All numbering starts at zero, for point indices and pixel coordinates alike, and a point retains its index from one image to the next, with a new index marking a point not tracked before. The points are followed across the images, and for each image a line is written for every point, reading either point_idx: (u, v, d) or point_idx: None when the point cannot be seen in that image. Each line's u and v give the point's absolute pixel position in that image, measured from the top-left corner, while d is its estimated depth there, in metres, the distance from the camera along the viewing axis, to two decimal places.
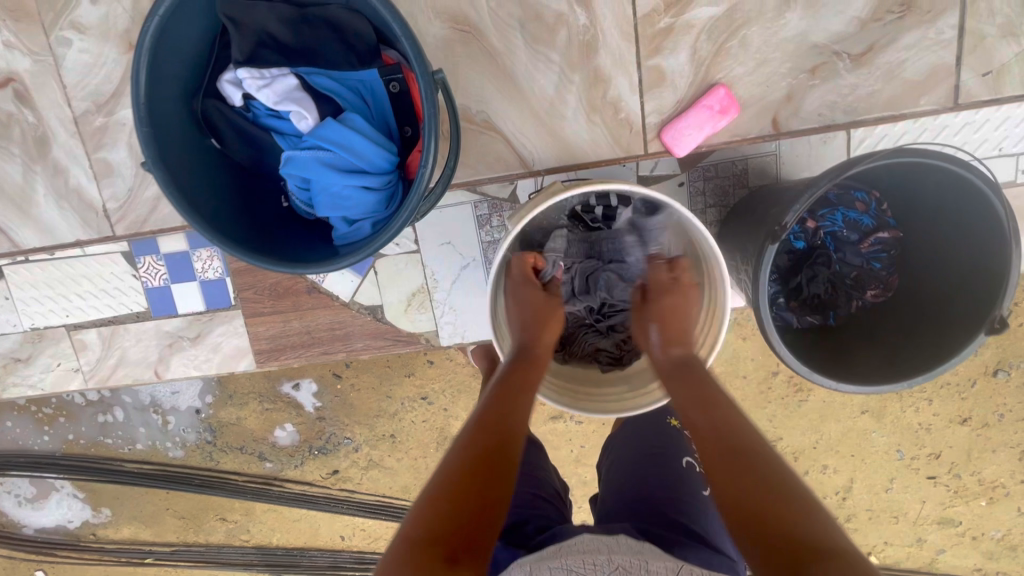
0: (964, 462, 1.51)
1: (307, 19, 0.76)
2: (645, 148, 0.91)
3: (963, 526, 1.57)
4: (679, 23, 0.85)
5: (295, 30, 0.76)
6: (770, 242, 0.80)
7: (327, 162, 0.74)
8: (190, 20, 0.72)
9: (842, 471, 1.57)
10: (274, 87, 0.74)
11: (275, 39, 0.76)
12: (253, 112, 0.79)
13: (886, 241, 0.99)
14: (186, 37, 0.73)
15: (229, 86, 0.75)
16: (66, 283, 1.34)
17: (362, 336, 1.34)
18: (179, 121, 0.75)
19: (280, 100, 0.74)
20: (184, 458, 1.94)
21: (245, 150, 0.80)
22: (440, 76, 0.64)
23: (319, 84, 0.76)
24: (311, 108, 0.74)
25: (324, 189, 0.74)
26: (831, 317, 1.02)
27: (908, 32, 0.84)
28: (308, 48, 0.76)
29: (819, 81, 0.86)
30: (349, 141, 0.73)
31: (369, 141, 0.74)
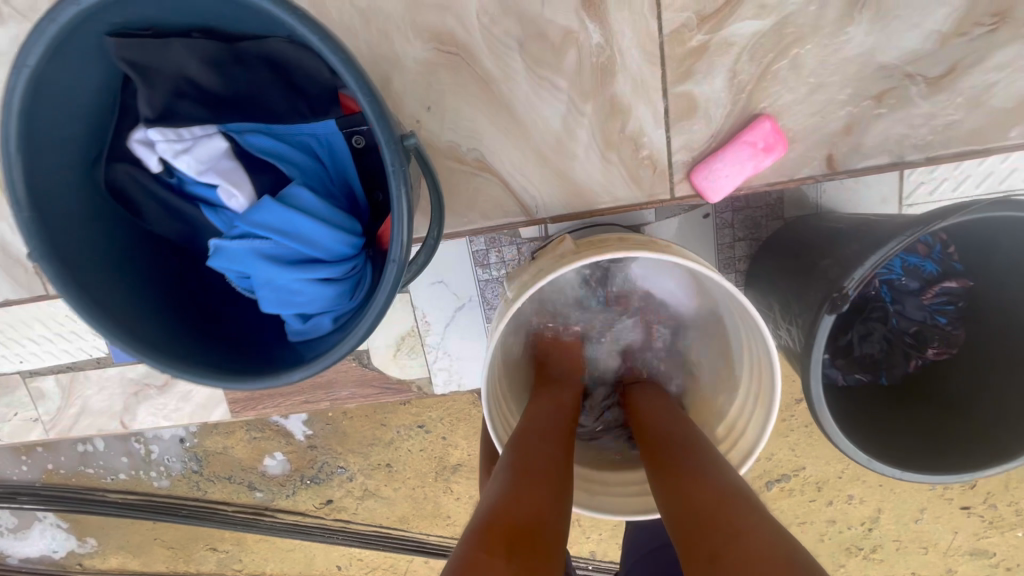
0: (1002, 492, 1.39)
1: (240, 58, 0.64)
2: (671, 191, 0.76)
3: (997, 557, 1.45)
4: (714, 39, 0.69)
5: (225, 74, 0.64)
6: (830, 309, 0.68)
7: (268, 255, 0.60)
8: (78, 65, 0.59)
9: (868, 500, 1.44)
10: (195, 153, 0.61)
11: (199, 84, 0.63)
12: (178, 176, 0.65)
13: (953, 292, 0.85)
14: (76, 88, 0.60)
15: (139, 149, 0.61)
16: (16, 327, 1.20)
17: (347, 383, 1.20)
18: (78, 194, 0.62)
19: (202, 169, 0.61)
20: (170, 488, 1.82)
21: (169, 223, 0.67)
22: (411, 141, 0.52)
23: (258, 146, 0.64)
24: (244, 181, 0.62)
25: (266, 283, 0.61)
26: (883, 378, 0.88)
27: (1000, 48, 0.68)
28: (244, 99, 0.65)
29: (885, 110, 0.70)
30: (296, 226, 0.60)
31: (320, 223, 0.60)
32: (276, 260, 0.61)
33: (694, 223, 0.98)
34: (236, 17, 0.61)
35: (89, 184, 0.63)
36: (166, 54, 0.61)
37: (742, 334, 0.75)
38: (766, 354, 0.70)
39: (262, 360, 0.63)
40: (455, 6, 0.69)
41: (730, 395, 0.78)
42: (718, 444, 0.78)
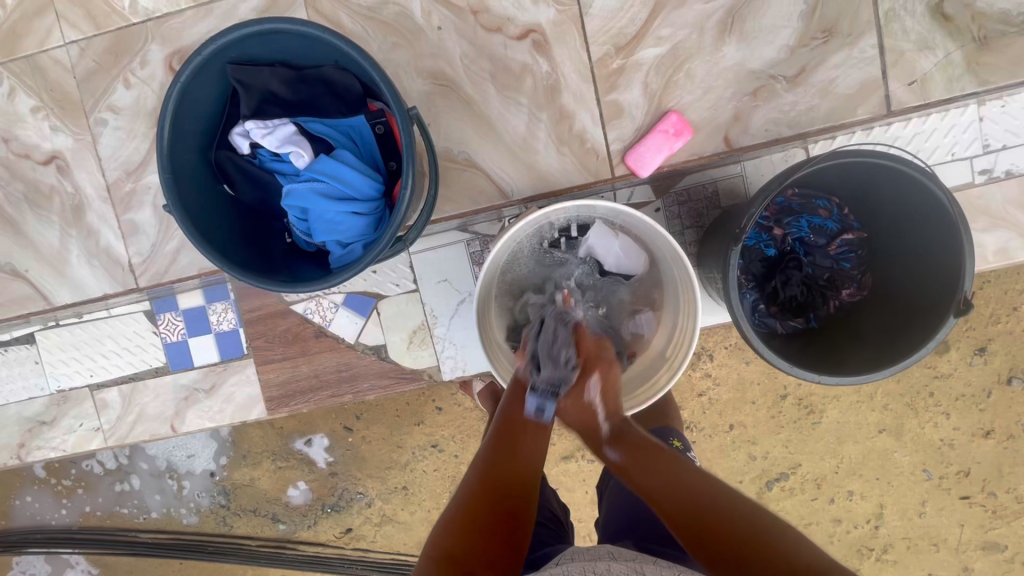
0: (997, 478, 1.46)
1: (303, 78, 0.87)
2: (612, 172, 1.00)
3: (1010, 551, 1.49)
4: (630, 62, 0.97)
5: (294, 88, 0.87)
6: (736, 244, 0.87)
7: (322, 193, 0.84)
8: (207, 86, 0.84)
9: (870, 496, 1.50)
10: (276, 134, 0.85)
11: (277, 95, 0.87)
12: (259, 159, 0.90)
13: (853, 242, 1.05)
14: (203, 99, 0.84)
15: (238, 137, 0.86)
16: (92, 341, 1.43)
17: (367, 377, 1.39)
18: (196, 168, 0.85)
19: (280, 144, 0.85)
20: (198, 524, 1.93)
21: (252, 191, 0.90)
22: (414, 112, 0.78)
23: (317, 130, 0.87)
24: (307, 146, 0.85)
25: (320, 215, 0.84)
26: (813, 320, 1.06)
27: (835, 53, 0.94)
28: (307, 104, 0.88)
29: (761, 102, 0.96)
30: (340, 175, 0.84)
31: (358, 173, 0.84)
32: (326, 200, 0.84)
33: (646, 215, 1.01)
34: (302, 51, 0.85)
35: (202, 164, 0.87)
36: (258, 76, 0.84)
37: (677, 272, 0.96)
38: (692, 281, 0.90)
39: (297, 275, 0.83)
40: (445, 54, 0.99)
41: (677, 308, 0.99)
42: (669, 362, 0.96)
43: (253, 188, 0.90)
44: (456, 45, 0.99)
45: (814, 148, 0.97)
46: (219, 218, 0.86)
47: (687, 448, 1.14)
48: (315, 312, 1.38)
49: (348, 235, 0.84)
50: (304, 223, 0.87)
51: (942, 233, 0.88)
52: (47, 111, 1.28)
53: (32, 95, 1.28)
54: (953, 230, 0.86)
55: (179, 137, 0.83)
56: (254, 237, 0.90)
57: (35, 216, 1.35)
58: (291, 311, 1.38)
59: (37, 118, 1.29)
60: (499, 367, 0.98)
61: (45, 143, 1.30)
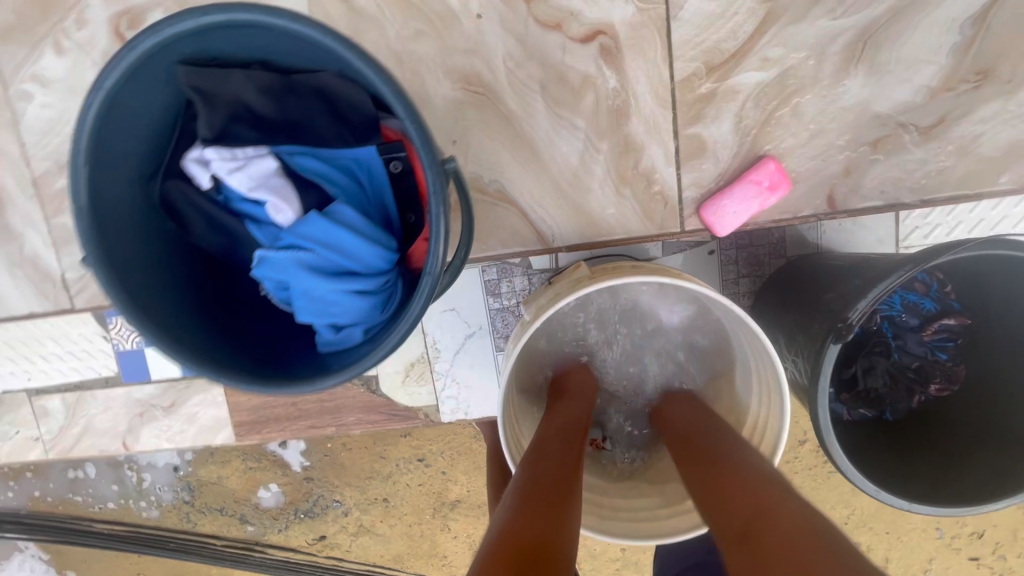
0: (1012, 541, 1.28)
1: (292, 87, 0.64)
2: (681, 226, 0.80)
3: None
4: (722, 87, 0.75)
5: (276, 100, 0.65)
6: (834, 342, 0.69)
7: (311, 265, 0.62)
8: (150, 91, 0.61)
9: (875, 547, 1.31)
10: (247, 171, 0.62)
11: (252, 110, 0.64)
12: (223, 195, 0.66)
13: (953, 329, 0.87)
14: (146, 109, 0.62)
15: (192, 167, 0.62)
16: (28, 344, 1.22)
17: (354, 409, 1.21)
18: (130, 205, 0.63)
19: (254, 187, 0.62)
20: (159, 519, 1.77)
21: (217, 238, 0.67)
22: (452, 165, 0.56)
23: (306, 166, 0.65)
24: (294, 199, 0.62)
25: (307, 294, 0.62)
26: (888, 413, 0.89)
27: (987, 102, 0.73)
28: (292, 124, 0.65)
29: (881, 156, 0.76)
30: (337, 240, 0.61)
31: (362, 238, 0.62)
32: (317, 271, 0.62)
33: (699, 259, 0.90)
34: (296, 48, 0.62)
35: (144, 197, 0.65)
36: (226, 83, 0.62)
37: (752, 362, 0.77)
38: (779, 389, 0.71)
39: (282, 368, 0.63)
40: (484, 51, 0.75)
41: (743, 405, 0.79)
42: None
43: (215, 231, 0.68)
44: (499, 40, 0.75)
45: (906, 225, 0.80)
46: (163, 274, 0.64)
47: None
48: None
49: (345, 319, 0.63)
50: (283, 293, 0.65)
51: None
52: None
53: None
54: None
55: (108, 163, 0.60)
56: (220, 297, 0.70)
57: None
58: None
59: None
60: None
61: None
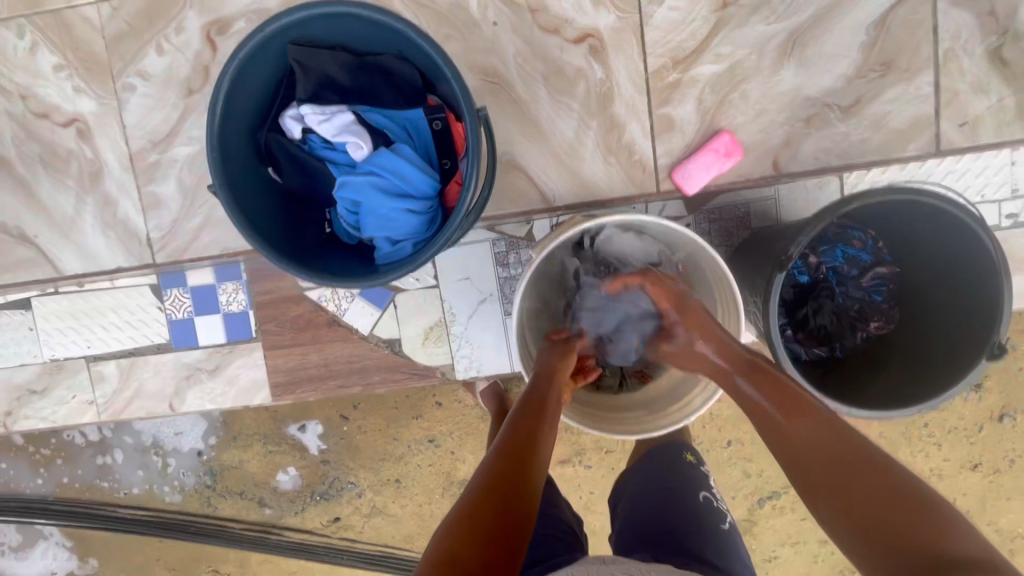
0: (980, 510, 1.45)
1: (362, 65, 0.85)
2: (657, 187, 0.99)
3: None
4: (685, 77, 0.96)
5: (353, 75, 0.84)
6: (778, 270, 0.86)
7: (381, 186, 0.83)
8: (263, 63, 0.81)
9: None
10: (333, 122, 0.84)
11: (334, 81, 0.84)
12: (308, 145, 0.87)
13: (885, 276, 1.05)
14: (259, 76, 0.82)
15: (290, 120, 0.84)
16: (91, 314, 1.38)
17: (378, 369, 1.36)
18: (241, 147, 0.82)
19: (338, 133, 0.83)
20: (181, 503, 1.87)
21: (298, 178, 0.87)
22: (483, 114, 0.75)
23: (375, 120, 0.85)
24: (368, 140, 0.83)
25: (374, 212, 0.83)
26: (837, 349, 1.07)
27: (891, 86, 0.94)
28: (363, 91, 0.85)
29: (812, 130, 0.96)
30: (400, 171, 0.82)
31: (416, 170, 0.83)
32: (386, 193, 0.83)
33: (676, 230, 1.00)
34: (365, 36, 0.83)
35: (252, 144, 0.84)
36: (316, 59, 0.82)
37: (717, 291, 0.94)
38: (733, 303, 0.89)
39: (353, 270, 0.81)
40: (498, 50, 0.96)
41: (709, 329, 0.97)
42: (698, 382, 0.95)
43: (298, 173, 0.87)
44: (510, 42, 0.96)
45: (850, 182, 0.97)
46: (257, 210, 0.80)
47: (700, 463, 1.09)
48: (330, 300, 1.34)
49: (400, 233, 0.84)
50: (354, 216, 0.85)
51: (982, 271, 0.89)
52: (72, 69, 1.25)
53: (58, 52, 1.25)
54: (992, 277, 0.88)
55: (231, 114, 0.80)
56: (297, 225, 0.88)
57: (52, 179, 1.30)
58: (305, 297, 1.34)
59: (61, 76, 1.25)
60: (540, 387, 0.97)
61: (68, 103, 1.27)
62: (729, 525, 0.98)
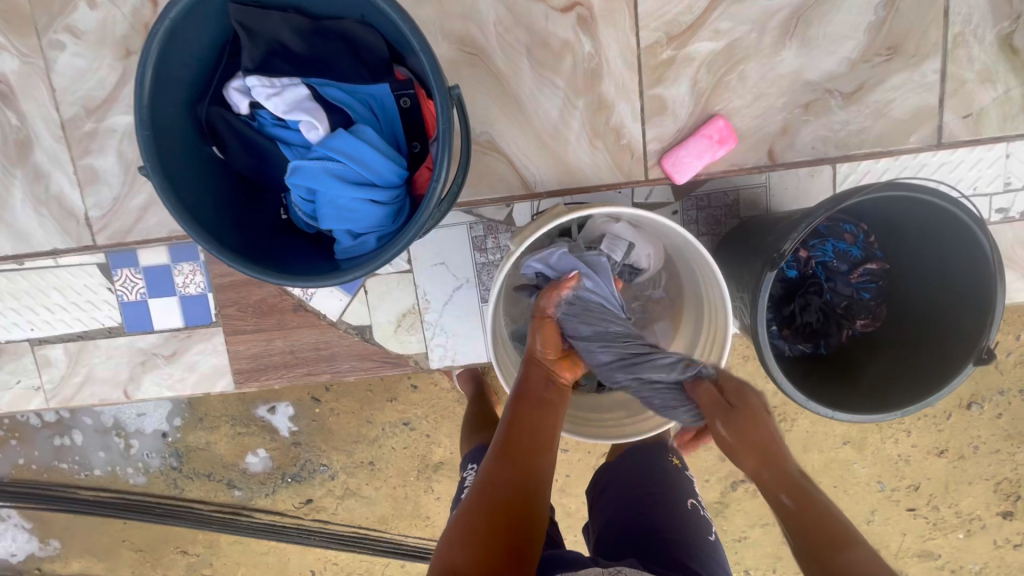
0: (943, 494, 1.44)
1: (319, 32, 0.80)
2: (645, 174, 0.93)
3: (943, 560, 1.49)
4: (680, 55, 0.89)
5: (308, 42, 0.80)
6: (769, 269, 0.81)
7: (335, 172, 0.77)
8: (202, 29, 0.76)
9: None
10: (283, 97, 0.78)
11: (286, 48, 0.80)
12: (259, 121, 0.82)
13: (875, 272, 1.01)
14: (198, 43, 0.76)
15: (235, 93, 0.79)
16: (34, 295, 1.27)
17: (348, 357, 1.29)
18: (181, 124, 0.77)
19: (288, 110, 0.78)
20: (147, 486, 1.69)
21: (246, 158, 0.83)
22: (457, 92, 0.67)
23: (332, 97, 0.80)
24: (325, 119, 0.79)
25: (330, 200, 0.77)
26: (822, 346, 1.04)
27: (896, 73, 0.88)
28: (319, 61, 0.80)
29: (812, 116, 0.90)
30: (358, 153, 0.77)
31: (378, 153, 0.77)
32: (343, 180, 0.77)
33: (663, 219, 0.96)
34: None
35: (192, 120, 0.79)
36: (267, 22, 0.77)
37: (703, 289, 0.89)
38: (723, 309, 0.84)
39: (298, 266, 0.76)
40: (477, 17, 0.89)
41: (697, 329, 0.93)
42: None
43: (247, 153, 0.83)
44: (491, 10, 0.88)
45: (843, 171, 0.93)
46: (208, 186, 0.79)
47: (685, 468, 1.03)
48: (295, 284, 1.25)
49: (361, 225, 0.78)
50: (310, 204, 0.80)
51: (974, 274, 0.86)
52: None
53: None
54: (985, 279, 0.85)
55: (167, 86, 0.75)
56: (247, 213, 0.82)
57: None
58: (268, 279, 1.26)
59: None
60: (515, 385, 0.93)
61: None
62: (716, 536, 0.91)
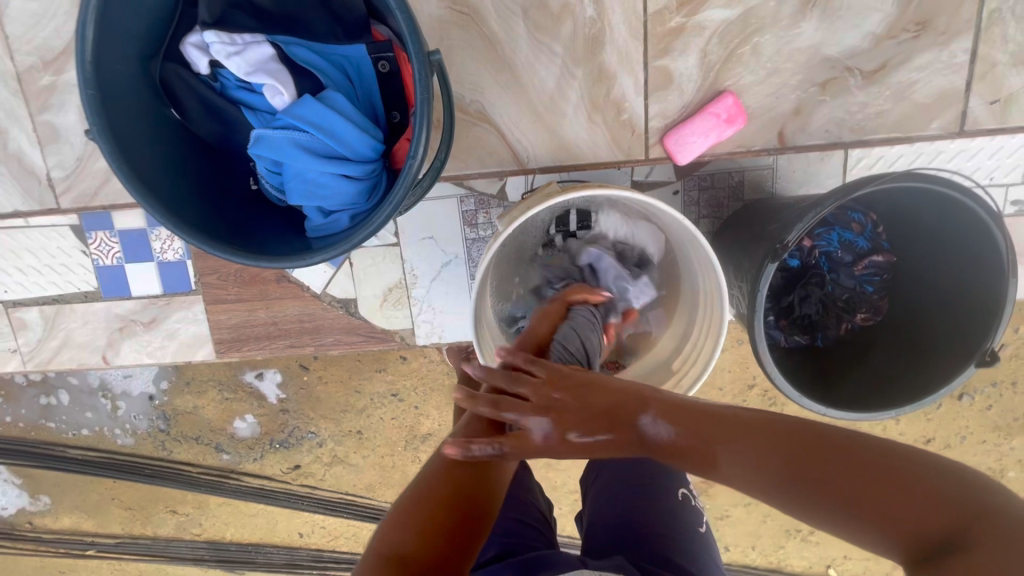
0: None
1: None
2: (646, 153, 0.88)
3: None
4: (690, 23, 0.82)
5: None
6: (770, 260, 0.77)
7: (301, 143, 0.72)
8: None
9: None
10: (245, 56, 0.73)
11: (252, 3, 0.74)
12: (221, 83, 0.78)
13: (880, 265, 0.97)
14: None
15: (194, 51, 0.74)
16: (6, 256, 1.22)
17: (333, 331, 1.26)
18: (133, 82, 0.72)
19: (252, 71, 0.73)
20: (134, 446, 1.64)
21: (212, 124, 0.79)
22: (435, 58, 0.60)
23: (299, 58, 0.74)
24: (288, 83, 0.73)
25: (295, 173, 0.73)
26: (818, 339, 1.00)
27: (921, 52, 0.81)
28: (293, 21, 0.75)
29: (827, 97, 0.84)
30: (328, 122, 0.71)
31: (348, 124, 0.72)
32: (310, 151, 0.72)
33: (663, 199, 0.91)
34: None
35: (146, 79, 0.74)
36: None
37: (698, 276, 0.85)
38: (717, 296, 0.79)
39: (263, 245, 0.72)
40: None
41: (690, 320, 0.88)
42: (672, 375, 0.87)
43: (211, 118, 0.79)
44: None
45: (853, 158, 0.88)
46: (172, 148, 0.75)
47: None
48: None
49: (332, 201, 0.73)
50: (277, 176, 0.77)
51: (988, 270, 0.81)
52: None
53: None
54: (996, 280, 0.80)
55: (113, 42, 0.69)
56: (212, 183, 0.78)
57: None
58: None
59: None
60: None
61: None
62: (706, 525, 0.96)
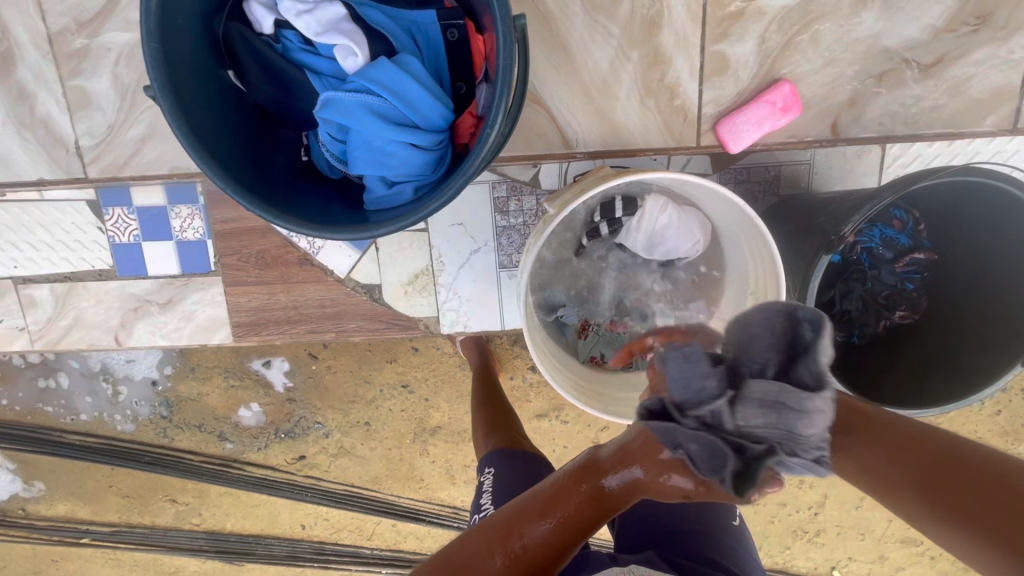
0: None
1: None
2: (697, 140, 0.88)
3: (925, 547, 1.42)
4: (750, 7, 0.83)
5: None
6: (825, 252, 0.75)
7: (371, 108, 0.72)
8: None
9: (817, 486, 1.37)
10: (316, 16, 0.74)
11: None
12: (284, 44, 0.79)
13: (921, 263, 0.96)
14: None
15: (262, 9, 0.76)
16: (17, 230, 1.18)
17: (355, 317, 1.23)
18: (189, 37, 0.69)
19: (322, 30, 0.74)
20: (134, 433, 1.59)
21: (268, 87, 0.79)
22: (520, 23, 0.61)
23: (373, 21, 0.76)
24: (362, 43, 0.74)
25: (364, 139, 0.72)
26: (856, 335, 0.98)
27: (981, 46, 0.82)
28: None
29: (884, 88, 0.85)
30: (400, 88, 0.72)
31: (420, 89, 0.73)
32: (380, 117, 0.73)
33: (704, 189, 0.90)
34: None
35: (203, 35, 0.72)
36: None
37: (746, 263, 0.84)
38: (774, 285, 0.77)
39: (324, 215, 0.71)
40: None
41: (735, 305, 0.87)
42: None
43: (268, 80, 0.79)
44: None
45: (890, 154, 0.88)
46: (222, 116, 0.73)
47: None
48: (302, 237, 1.18)
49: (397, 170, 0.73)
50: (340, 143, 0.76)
51: None
52: None
53: None
54: None
55: None
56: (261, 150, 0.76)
57: None
58: (272, 230, 1.17)
59: None
60: (551, 367, 0.85)
61: None
62: (739, 518, 0.93)
